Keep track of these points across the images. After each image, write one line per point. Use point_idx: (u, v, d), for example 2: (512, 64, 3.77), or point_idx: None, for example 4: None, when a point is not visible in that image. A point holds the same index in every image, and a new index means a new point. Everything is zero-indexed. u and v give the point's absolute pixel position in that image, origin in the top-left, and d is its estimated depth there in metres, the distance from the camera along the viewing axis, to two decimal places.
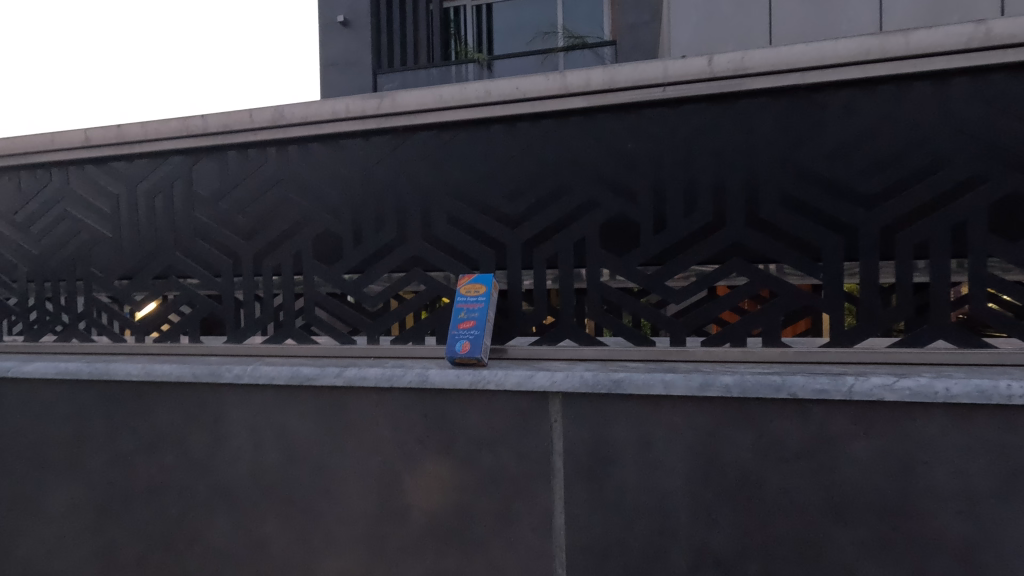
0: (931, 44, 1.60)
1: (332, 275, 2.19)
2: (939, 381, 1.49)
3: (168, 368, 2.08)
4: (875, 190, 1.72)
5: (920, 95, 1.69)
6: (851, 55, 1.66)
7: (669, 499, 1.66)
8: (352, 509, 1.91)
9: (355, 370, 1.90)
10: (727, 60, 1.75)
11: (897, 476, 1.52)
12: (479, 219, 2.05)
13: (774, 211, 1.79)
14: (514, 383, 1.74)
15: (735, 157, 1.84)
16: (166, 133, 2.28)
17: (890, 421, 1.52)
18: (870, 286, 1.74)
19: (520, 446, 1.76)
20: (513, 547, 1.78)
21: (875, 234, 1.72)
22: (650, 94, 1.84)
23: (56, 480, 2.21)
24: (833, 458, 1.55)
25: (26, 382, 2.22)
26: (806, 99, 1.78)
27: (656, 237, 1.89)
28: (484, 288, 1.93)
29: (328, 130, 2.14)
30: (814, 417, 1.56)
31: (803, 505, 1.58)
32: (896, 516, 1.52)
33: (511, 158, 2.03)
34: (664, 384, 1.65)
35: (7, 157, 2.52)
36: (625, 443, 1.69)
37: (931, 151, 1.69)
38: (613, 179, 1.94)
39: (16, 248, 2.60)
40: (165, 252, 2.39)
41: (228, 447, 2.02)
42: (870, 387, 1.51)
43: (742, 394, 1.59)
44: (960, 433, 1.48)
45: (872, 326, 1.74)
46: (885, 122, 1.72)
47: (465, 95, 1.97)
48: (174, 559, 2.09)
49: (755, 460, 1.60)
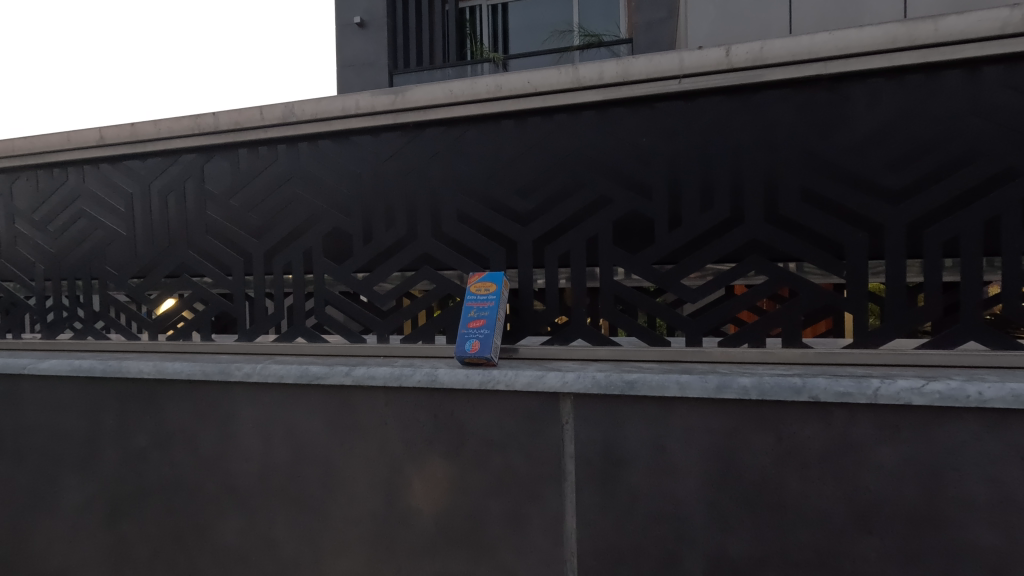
0: (962, 30, 1.53)
1: (343, 273, 2.16)
2: (972, 385, 1.41)
3: (179, 366, 2.07)
4: (902, 184, 1.64)
5: (950, 84, 1.61)
6: (876, 44, 1.59)
7: (684, 504, 1.61)
8: (360, 509, 1.89)
9: (363, 369, 1.87)
10: (745, 50, 1.69)
11: (926, 484, 1.44)
12: (490, 217, 2.01)
13: (795, 207, 1.72)
14: (525, 383, 1.70)
15: (754, 151, 1.78)
16: (178, 131, 2.28)
17: (918, 426, 1.45)
18: (896, 284, 1.66)
19: (531, 447, 1.72)
20: (523, 551, 1.74)
21: (902, 231, 1.64)
22: (666, 87, 1.79)
23: (71, 476, 2.23)
24: (857, 463, 1.49)
25: (40, 378, 2.24)
26: (828, 90, 1.71)
27: (671, 234, 1.83)
28: (494, 286, 1.86)
29: (338, 126, 2.12)
30: (837, 420, 1.50)
31: (825, 513, 1.51)
32: (925, 526, 1.45)
33: (521, 155, 1.99)
34: (679, 385, 1.59)
35: (25, 157, 2.56)
36: (638, 446, 1.64)
37: (963, 143, 1.61)
38: (627, 174, 1.89)
39: (34, 246, 2.63)
40: (178, 250, 2.40)
41: (238, 445, 2.02)
42: (897, 391, 1.45)
43: (760, 397, 1.53)
44: (993, 439, 1.40)
45: (898, 327, 1.67)
46: (913, 113, 1.64)
47: (476, 90, 1.95)
48: (185, 557, 2.10)
49: (774, 463, 1.54)
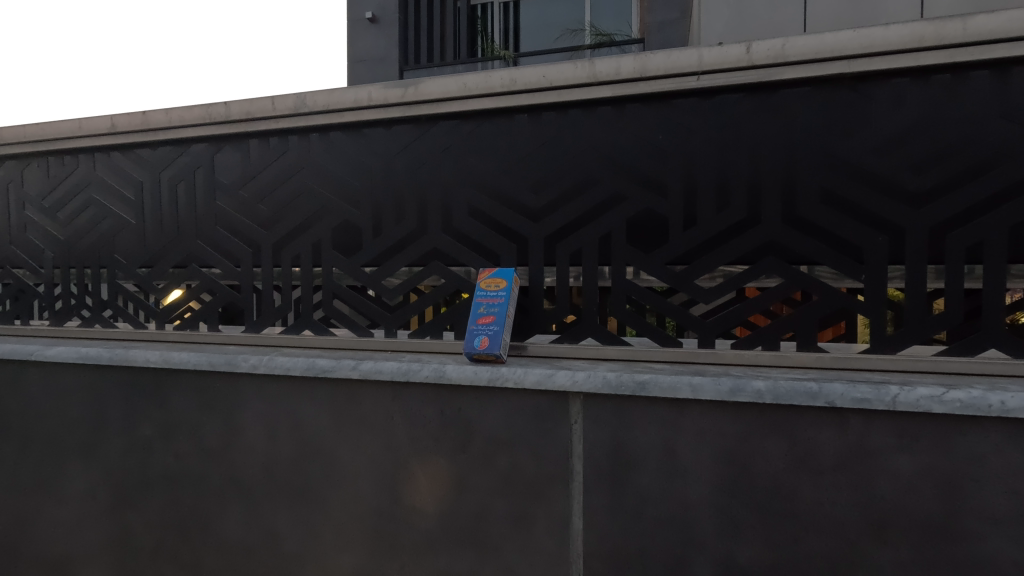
0: (992, 29, 1.49)
1: (351, 266, 2.14)
2: (994, 394, 1.37)
3: (185, 356, 2.06)
4: (924, 188, 1.60)
5: (977, 86, 1.57)
6: (902, 42, 1.56)
7: (693, 508, 1.58)
8: (364, 504, 1.87)
9: (370, 363, 1.85)
10: (766, 47, 1.66)
11: (944, 494, 1.41)
12: (501, 213, 1.99)
13: (813, 207, 1.69)
14: (534, 381, 1.68)
15: (773, 150, 1.74)
16: (189, 121, 2.28)
17: (937, 435, 1.41)
18: (917, 289, 1.62)
19: (538, 446, 1.69)
20: (527, 551, 1.71)
21: (924, 235, 1.60)
22: (684, 84, 1.76)
23: (76, 464, 2.23)
24: (873, 472, 1.46)
25: (48, 365, 2.24)
26: (851, 90, 1.67)
27: (686, 233, 1.80)
28: (504, 282, 1.85)
29: (350, 118, 2.10)
30: (853, 427, 1.47)
31: (839, 521, 1.48)
32: (942, 537, 1.41)
33: (534, 150, 1.96)
34: (691, 388, 1.56)
35: (38, 143, 2.56)
36: (648, 448, 1.61)
37: (989, 146, 1.57)
38: (642, 172, 1.86)
39: (43, 233, 2.62)
40: (187, 239, 2.38)
41: (243, 437, 2.00)
42: (916, 398, 1.41)
43: (775, 401, 1.50)
44: (1016, 451, 1.36)
45: (916, 333, 1.63)
46: (938, 113, 1.60)
47: (490, 83, 1.93)
48: (187, 547, 2.09)
49: (787, 469, 1.51)
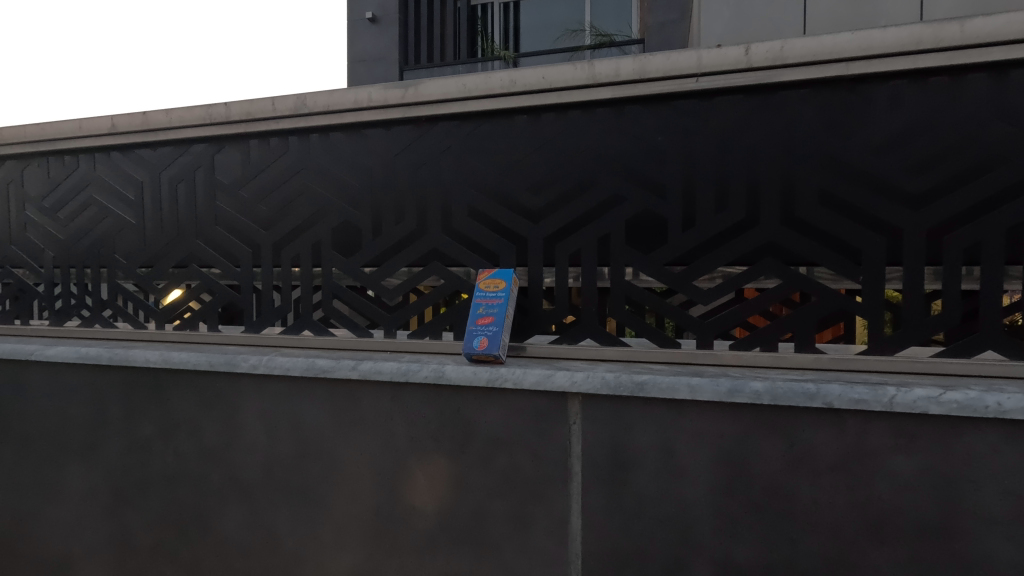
0: (989, 32, 1.50)
1: (351, 267, 2.14)
2: (991, 395, 1.38)
3: (185, 356, 2.07)
4: (922, 190, 1.61)
5: (975, 88, 1.57)
6: (900, 45, 1.57)
7: (692, 508, 1.59)
8: (363, 504, 1.88)
9: (370, 363, 1.86)
10: (765, 49, 1.67)
11: (941, 495, 1.42)
12: (501, 213, 1.99)
13: (811, 209, 1.69)
14: (533, 382, 1.68)
15: (771, 152, 1.75)
16: (190, 121, 2.28)
17: (934, 436, 1.42)
18: (914, 291, 1.63)
19: (537, 447, 1.70)
20: (526, 551, 1.72)
21: (922, 237, 1.61)
22: (683, 85, 1.77)
23: (76, 463, 2.23)
24: (871, 472, 1.46)
25: (48, 364, 2.24)
26: (849, 92, 1.68)
27: (685, 234, 1.80)
28: (504, 283, 1.85)
29: (350, 119, 2.11)
30: (851, 428, 1.47)
31: (836, 521, 1.49)
32: (939, 537, 1.42)
33: (534, 151, 1.97)
34: (690, 389, 1.56)
35: (38, 144, 2.57)
36: (647, 448, 1.62)
37: (986, 148, 1.58)
38: (641, 173, 1.87)
39: (43, 233, 2.62)
40: (187, 239, 2.39)
41: (243, 436, 2.01)
42: (913, 399, 1.41)
43: (773, 402, 1.51)
44: (1013, 452, 1.37)
45: (913, 334, 1.63)
46: (936, 115, 1.60)
47: (490, 85, 1.94)
48: (187, 546, 2.09)
49: (785, 470, 1.52)
